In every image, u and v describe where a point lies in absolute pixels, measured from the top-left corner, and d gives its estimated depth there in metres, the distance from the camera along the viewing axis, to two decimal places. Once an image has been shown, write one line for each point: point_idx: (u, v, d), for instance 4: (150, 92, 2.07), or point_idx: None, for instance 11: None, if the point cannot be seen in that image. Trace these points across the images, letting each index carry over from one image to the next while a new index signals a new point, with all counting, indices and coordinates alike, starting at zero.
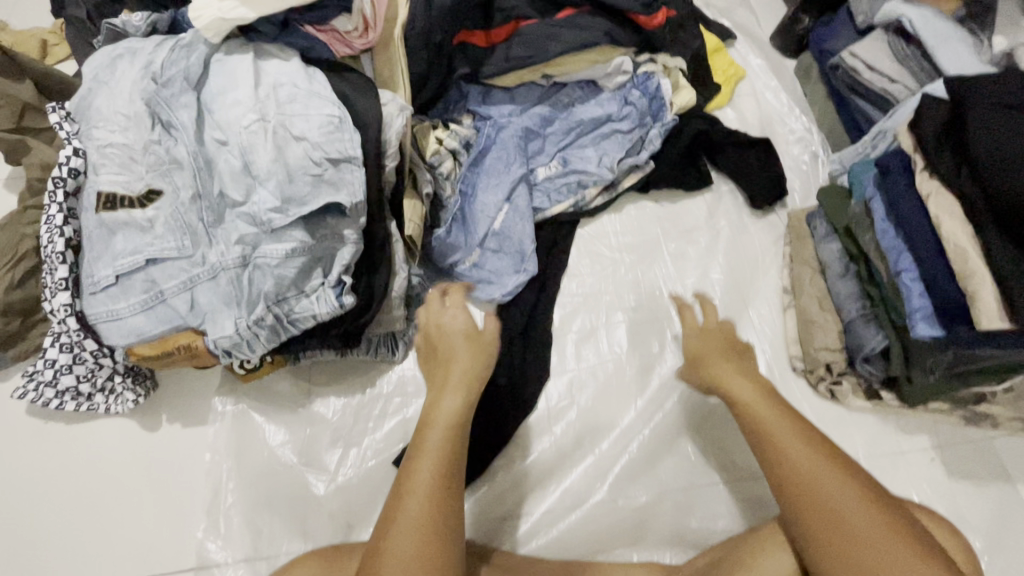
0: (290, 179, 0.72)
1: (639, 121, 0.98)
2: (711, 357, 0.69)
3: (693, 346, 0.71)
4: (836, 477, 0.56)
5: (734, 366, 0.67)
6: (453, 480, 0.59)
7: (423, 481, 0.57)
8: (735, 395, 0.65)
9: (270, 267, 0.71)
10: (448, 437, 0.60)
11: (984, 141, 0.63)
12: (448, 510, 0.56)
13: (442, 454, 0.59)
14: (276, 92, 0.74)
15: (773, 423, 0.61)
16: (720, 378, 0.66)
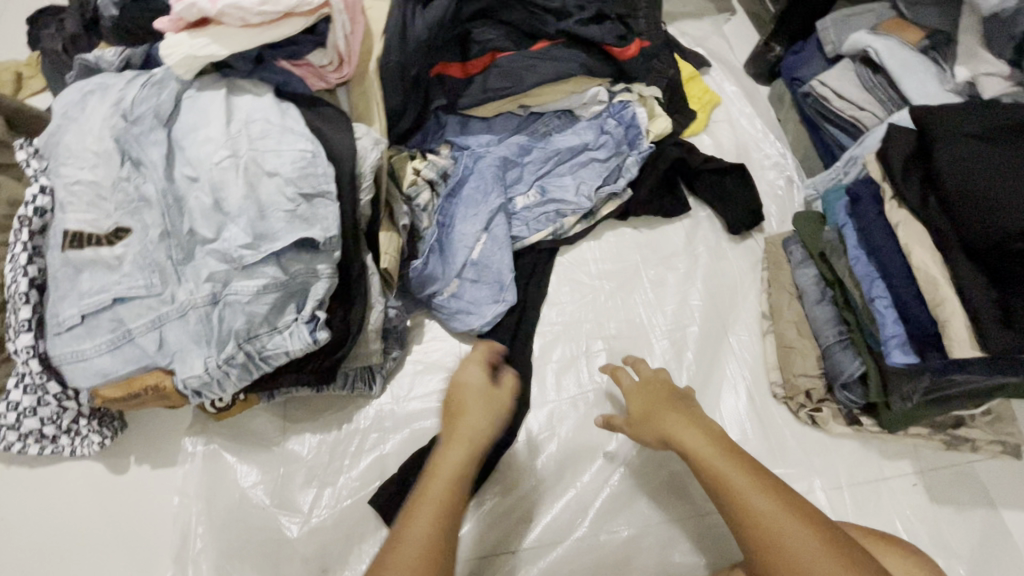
0: (262, 215, 0.71)
1: (615, 149, 0.99)
2: (658, 412, 0.71)
3: (638, 406, 0.74)
4: (800, 527, 0.55)
5: (683, 416, 0.69)
6: (448, 539, 0.55)
7: (417, 534, 0.53)
8: (687, 445, 0.65)
9: (241, 304, 0.70)
10: (449, 489, 0.58)
11: (952, 172, 0.63)
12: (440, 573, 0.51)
13: (441, 508, 0.56)
14: (248, 128, 0.73)
15: (730, 470, 0.61)
16: (669, 430, 0.68)
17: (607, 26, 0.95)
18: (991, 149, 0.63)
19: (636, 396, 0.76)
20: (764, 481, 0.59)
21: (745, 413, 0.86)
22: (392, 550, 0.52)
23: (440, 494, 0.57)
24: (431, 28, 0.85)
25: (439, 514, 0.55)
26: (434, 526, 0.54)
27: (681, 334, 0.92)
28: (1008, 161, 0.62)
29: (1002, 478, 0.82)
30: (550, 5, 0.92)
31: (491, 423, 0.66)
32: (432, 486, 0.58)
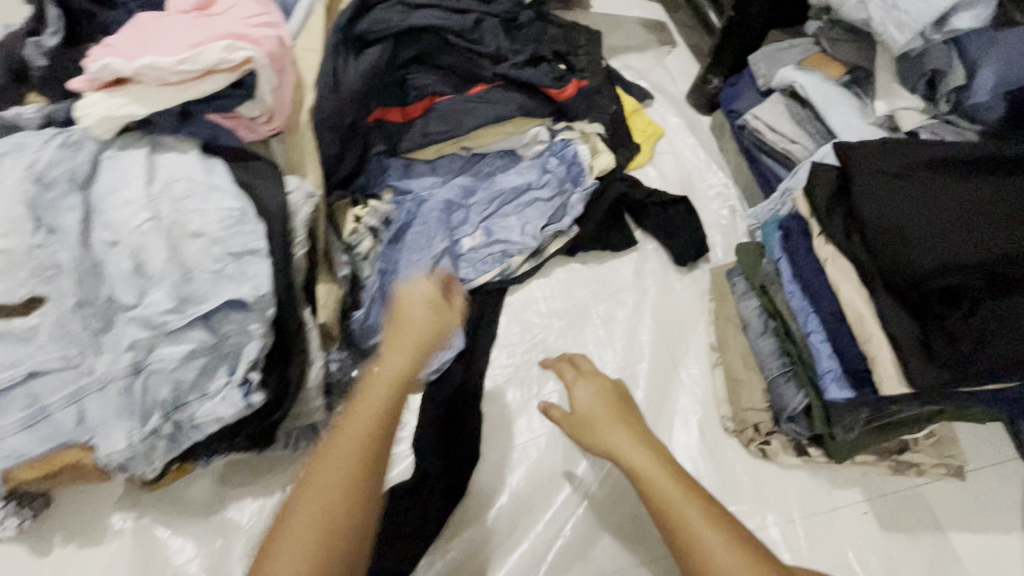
0: (187, 278, 0.69)
1: (558, 187, 1.00)
2: (607, 423, 0.71)
3: (585, 403, 0.75)
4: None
5: (628, 431, 0.70)
6: (389, 442, 0.54)
7: (344, 452, 0.51)
8: (631, 462, 0.66)
9: (166, 372, 0.68)
10: (386, 401, 0.55)
11: (872, 210, 0.64)
12: (371, 481, 0.51)
13: (373, 423, 0.53)
14: (171, 188, 0.71)
15: (676, 498, 0.60)
16: (612, 446, 0.69)
17: (543, 68, 0.98)
18: (909, 186, 0.64)
19: (580, 392, 0.77)
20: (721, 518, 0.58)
21: (697, 448, 0.86)
22: (298, 505, 0.49)
23: (362, 431, 0.53)
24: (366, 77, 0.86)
25: (362, 451, 0.52)
26: (359, 449, 0.52)
27: (631, 370, 0.92)
28: (923, 198, 0.63)
29: (948, 500, 0.83)
30: (484, 50, 0.93)
31: (438, 335, 0.63)
32: (361, 406, 0.55)
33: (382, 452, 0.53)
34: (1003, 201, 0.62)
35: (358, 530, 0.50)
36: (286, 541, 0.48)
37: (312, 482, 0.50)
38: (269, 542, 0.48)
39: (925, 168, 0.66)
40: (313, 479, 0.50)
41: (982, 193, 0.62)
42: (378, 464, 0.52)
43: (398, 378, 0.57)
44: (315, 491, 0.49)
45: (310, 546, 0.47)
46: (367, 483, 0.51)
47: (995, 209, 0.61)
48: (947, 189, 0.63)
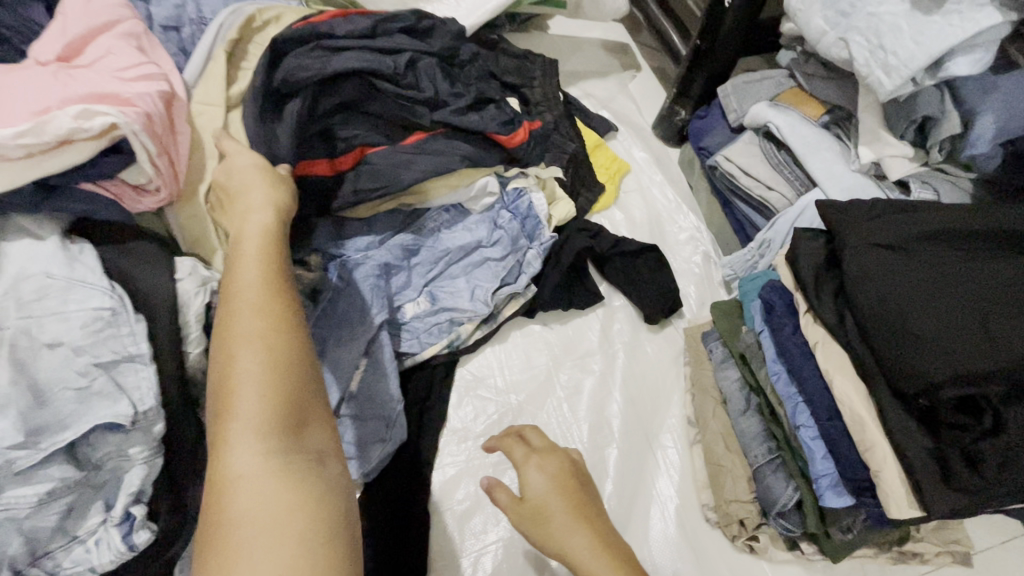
0: (40, 401, 0.55)
1: (511, 245, 0.88)
2: (567, 524, 0.52)
3: (538, 490, 0.55)
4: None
5: (598, 544, 0.51)
6: (287, 275, 0.52)
7: (250, 286, 0.49)
8: None
9: (16, 523, 0.54)
10: (269, 243, 0.54)
11: (868, 297, 0.55)
12: (290, 299, 0.50)
13: (267, 262, 0.52)
14: (18, 288, 0.57)
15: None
16: (570, 554, 0.51)
17: (490, 112, 0.88)
18: (907, 264, 0.55)
19: (534, 472, 0.57)
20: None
21: (676, 545, 0.75)
22: (228, 337, 0.46)
23: (254, 259, 0.52)
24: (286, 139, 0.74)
25: (267, 274, 0.50)
26: (262, 274, 0.50)
27: (599, 451, 0.81)
28: (925, 279, 0.54)
29: None
30: (421, 95, 0.82)
31: (287, 194, 0.61)
32: (241, 249, 0.53)
33: (286, 279, 0.52)
34: (1011, 273, 0.54)
35: (299, 339, 0.48)
36: (236, 371, 0.44)
37: (230, 323, 0.47)
38: (219, 405, 0.44)
39: (923, 243, 0.56)
40: (232, 321, 0.47)
41: (986, 268, 0.54)
42: (289, 289, 0.51)
43: (271, 229, 0.56)
44: (240, 322, 0.46)
45: (263, 363, 0.45)
46: (285, 305, 0.49)
47: (1005, 285, 0.53)
48: (949, 266, 0.55)
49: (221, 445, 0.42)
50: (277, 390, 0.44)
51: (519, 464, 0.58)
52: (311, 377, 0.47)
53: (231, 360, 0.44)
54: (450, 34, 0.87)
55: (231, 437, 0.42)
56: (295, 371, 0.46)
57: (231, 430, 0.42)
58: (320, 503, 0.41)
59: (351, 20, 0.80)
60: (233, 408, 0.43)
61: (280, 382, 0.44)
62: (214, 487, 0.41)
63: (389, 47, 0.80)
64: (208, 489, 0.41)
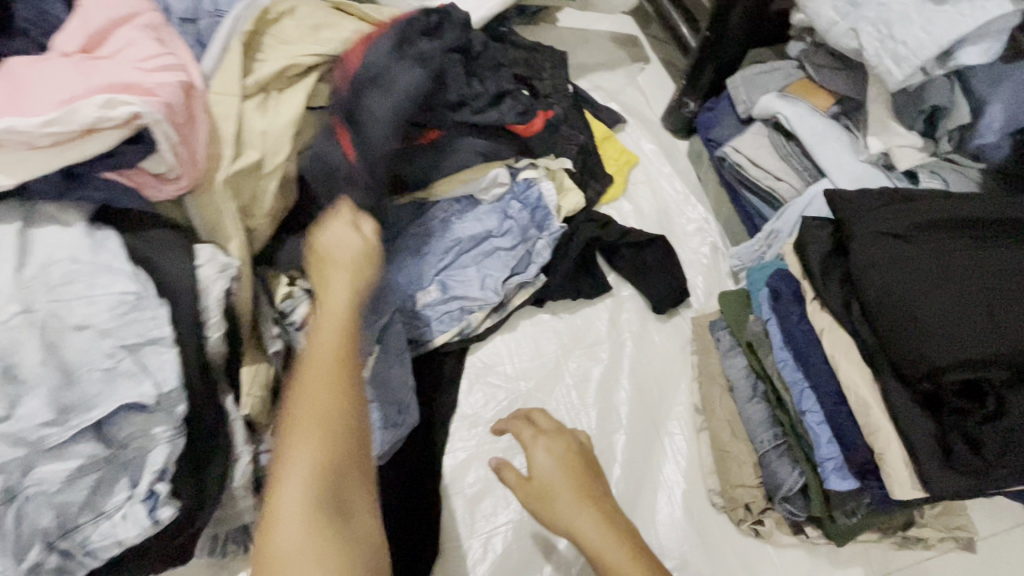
0: (70, 380, 0.57)
1: (521, 235, 0.89)
2: (573, 505, 0.54)
3: (545, 472, 0.57)
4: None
5: (603, 520, 0.53)
6: (354, 352, 0.58)
7: (316, 372, 0.54)
8: (608, 563, 0.51)
9: (48, 496, 0.56)
10: (338, 336, 0.58)
11: (874, 283, 0.56)
12: (352, 378, 0.55)
13: (339, 339, 0.58)
14: (48, 273, 0.59)
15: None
16: (575, 530, 0.53)
17: (507, 104, 0.89)
18: (913, 251, 0.56)
19: (541, 452, 0.59)
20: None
21: (683, 530, 0.77)
22: (294, 409, 0.51)
23: (330, 331, 0.58)
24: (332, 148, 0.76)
25: (337, 351, 0.56)
26: (334, 350, 0.56)
27: (608, 439, 0.82)
28: (932, 269, 0.55)
29: None
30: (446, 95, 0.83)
31: (369, 271, 0.68)
32: (322, 322, 0.60)
33: (351, 356, 0.57)
34: (1018, 263, 0.55)
35: (354, 409, 0.53)
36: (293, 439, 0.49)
37: (297, 390, 0.53)
38: (277, 472, 0.49)
39: (930, 233, 0.57)
40: (300, 389, 0.53)
41: (995, 257, 0.55)
42: (350, 367, 0.56)
43: (344, 312, 0.61)
44: (305, 391, 0.52)
45: (315, 432, 0.49)
46: (348, 393, 0.53)
47: (1011, 274, 0.54)
48: (957, 255, 0.55)
49: (272, 511, 0.46)
50: (322, 479, 0.48)
51: (528, 446, 0.60)
52: (356, 444, 0.51)
53: (293, 431, 0.49)
54: (463, 29, 0.85)
55: (281, 503, 0.46)
56: (343, 440, 0.50)
57: (281, 492, 0.47)
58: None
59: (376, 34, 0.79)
60: (284, 472, 0.48)
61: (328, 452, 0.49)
62: (261, 543, 0.45)
63: (423, 55, 0.80)
64: (257, 543, 0.46)
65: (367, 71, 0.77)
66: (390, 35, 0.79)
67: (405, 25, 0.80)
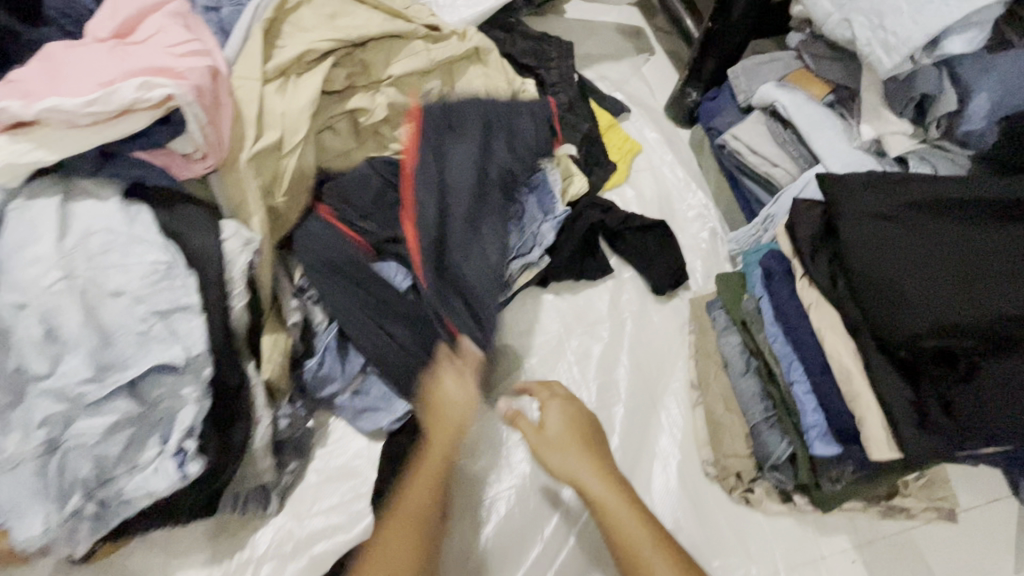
0: (107, 342, 0.62)
1: (526, 217, 0.93)
2: (574, 455, 0.65)
3: (554, 431, 0.67)
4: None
5: (603, 476, 0.64)
6: (439, 499, 0.68)
7: (398, 543, 0.63)
8: (607, 508, 0.62)
9: (87, 448, 0.61)
10: (433, 476, 0.68)
11: (858, 258, 0.59)
12: (428, 528, 0.65)
13: (429, 484, 0.68)
14: (87, 242, 0.64)
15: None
16: (577, 475, 0.64)
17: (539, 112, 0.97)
18: (900, 231, 0.59)
19: (554, 413, 0.69)
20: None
21: (678, 498, 0.81)
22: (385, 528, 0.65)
23: (423, 481, 0.67)
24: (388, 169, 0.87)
25: (428, 505, 0.66)
26: (425, 498, 0.67)
27: (607, 413, 0.86)
28: (915, 246, 0.58)
29: (941, 545, 0.79)
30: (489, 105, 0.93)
31: (454, 444, 0.70)
32: (416, 476, 0.68)
33: (430, 518, 0.66)
34: (1004, 244, 0.57)
35: None
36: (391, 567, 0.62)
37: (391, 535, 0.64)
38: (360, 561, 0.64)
39: (916, 213, 0.60)
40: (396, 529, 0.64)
41: (983, 239, 0.58)
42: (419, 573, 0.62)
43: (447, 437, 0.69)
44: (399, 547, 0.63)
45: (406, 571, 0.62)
46: (421, 537, 0.64)
47: (998, 254, 0.57)
48: (944, 237, 0.58)
49: None
50: None
51: (539, 405, 0.70)
52: None
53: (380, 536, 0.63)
54: (485, 103, 0.90)
55: None
56: None
57: None
58: None
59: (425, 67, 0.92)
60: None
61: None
62: None
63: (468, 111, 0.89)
64: None
65: (421, 201, 0.82)
66: (410, 162, 0.84)
67: (428, 116, 0.87)
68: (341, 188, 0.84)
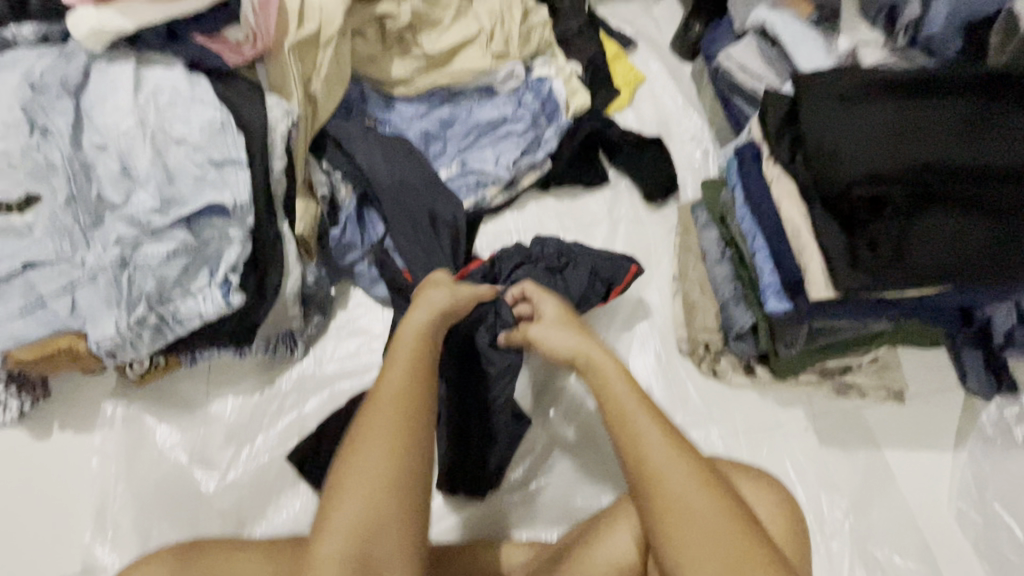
0: (170, 180, 0.74)
1: (533, 122, 1.03)
2: (582, 345, 0.67)
3: (568, 347, 0.68)
4: (702, 496, 0.53)
5: (623, 374, 0.63)
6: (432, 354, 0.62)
7: (393, 391, 0.57)
8: (625, 413, 0.59)
9: (151, 267, 0.73)
10: (423, 340, 0.62)
11: (813, 129, 0.67)
12: (422, 377, 0.59)
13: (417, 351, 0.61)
14: (156, 99, 0.76)
15: (654, 444, 0.55)
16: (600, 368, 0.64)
17: (536, 79, 1.06)
18: (848, 107, 0.67)
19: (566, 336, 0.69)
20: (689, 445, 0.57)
21: (652, 368, 0.91)
22: (373, 397, 0.57)
23: (414, 342, 0.62)
24: (399, 122, 1.00)
25: (421, 340, 0.62)
26: (418, 348, 0.61)
27: None
28: (862, 119, 0.66)
29: (890, 421, 0.88)
30: (493, 106, 1.03)
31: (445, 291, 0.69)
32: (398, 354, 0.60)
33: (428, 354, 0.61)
34: (941, 120, 0.65)
35: (425, 410, 0.57)
36: (374, 427, 0.55)
37: (375, 412, 0.55)
38: (357, 437, 0.55)
39: (868, 93, 0.68)
40: (373, 411, 0.56)
41: (921, 114, 0.66)
42: (425, 380, 0.58)
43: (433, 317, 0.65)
44: (382, 414, 0.55)
45: (396, 415, 0.55)
46: (420, 394, 0.57)
47: (923, 127, 0.65)
48: (888, 110, 0.67)
49: (340, 487, 0.53)
50: (388, 479, 0.53)
51: (550, 333, 0.70)
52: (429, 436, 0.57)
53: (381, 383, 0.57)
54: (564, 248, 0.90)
55: (350, 480, 0.52)
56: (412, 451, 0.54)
57: (348, 481, 0.52)
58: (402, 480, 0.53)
59: (436, 116, 1.01)
60: (354, 465, 0.53)
61: (408, 422, 0.55)
62: (336, 481, 0.53)
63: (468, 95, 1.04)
64: (333, 485, 0.53)
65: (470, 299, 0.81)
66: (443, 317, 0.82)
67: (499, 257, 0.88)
68: (345, 133, 0.92)
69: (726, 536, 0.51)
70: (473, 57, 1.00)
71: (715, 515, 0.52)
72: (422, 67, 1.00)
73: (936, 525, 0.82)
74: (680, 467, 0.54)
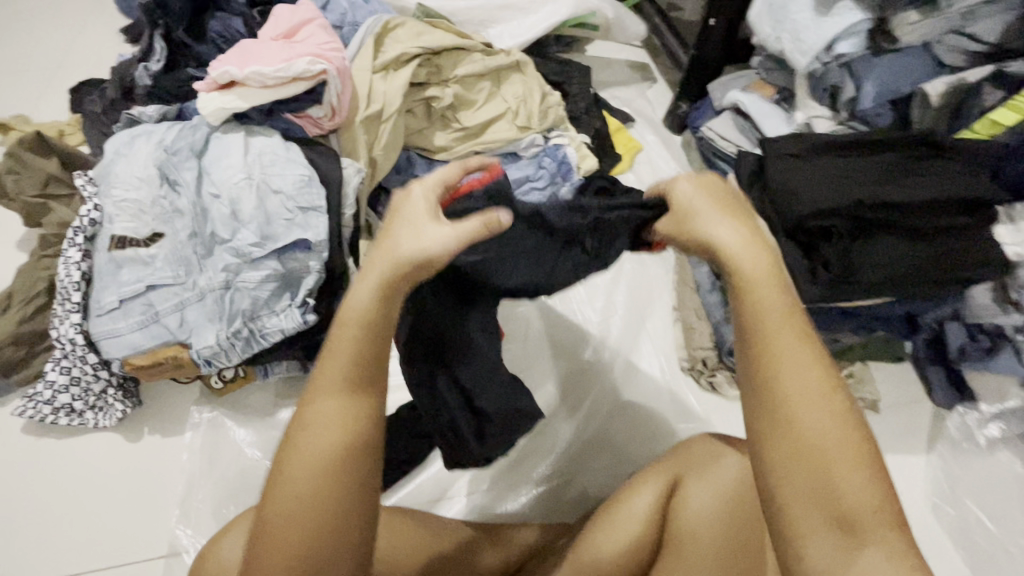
0: (268, 222, 0.93)
1: (551, 180, 1.24)
2: (721, 219, 0.55)
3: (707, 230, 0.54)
4: (832, 422, 0.46)
5: (773, 272, 0.51)
6: (371, 371, 0.51)
7: (319, 422, 0.48)
8: (768, 321, 0.49)
9: (248, 290, 0.90)
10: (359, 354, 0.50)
11: (777, 179, 0.86)
12: (352, 407, 0.49)
13: (350, 369, 0.50)
14: (261, 159, 0.97)
15: (792, 368, 0.47)
16: (734, 257, 0.52)
17: (552, 145, 1.27)
18: (802, 163, 0.86)
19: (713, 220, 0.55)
20: (838, 377, 0.47)
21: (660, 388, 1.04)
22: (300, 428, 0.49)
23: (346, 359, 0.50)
24: None
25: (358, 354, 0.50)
26: (349, 367, 0.50)
27: (609, 324, 1.10)
28: (814, 171, 0.85)
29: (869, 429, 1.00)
30: (519, 167, 1.25)
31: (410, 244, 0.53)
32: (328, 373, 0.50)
33: (365, 374, 0.50)
34: (881, 170, 0.84)
35: (354, 444, 0.49)
36: (295, 466, 0.48)
37: (295, 458, 0.48)
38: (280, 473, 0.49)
39: (818, 152, 0.87)
40: (298, 447, 0.49)
41: (859, 166, 0.85)
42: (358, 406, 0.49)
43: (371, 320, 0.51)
44: (305, 455, 0.48)
45: (314, 476, 0.47)
46: (352, 427, 0.49)
47: (861, 173, 0.84)
48: (831, 164, 0.86)
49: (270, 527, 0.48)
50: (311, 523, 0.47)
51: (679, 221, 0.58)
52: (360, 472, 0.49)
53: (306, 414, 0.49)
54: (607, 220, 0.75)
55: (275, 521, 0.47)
56: (338, 493, 0.48)
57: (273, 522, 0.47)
58: (328, 523, 0.47)
59: None
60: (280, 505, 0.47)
61: (334, 480, 0.47)
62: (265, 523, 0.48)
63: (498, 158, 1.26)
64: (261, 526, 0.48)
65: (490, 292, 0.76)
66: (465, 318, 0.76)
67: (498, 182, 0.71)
68: None
69: (853, 472, 0.45)
70: (501, 129, 1.23)
71: (845, 451, 0.45)
72: (460, 138, 1.22)
73: (915, 519, 0.92)
74: (821, 397, 0.46)
